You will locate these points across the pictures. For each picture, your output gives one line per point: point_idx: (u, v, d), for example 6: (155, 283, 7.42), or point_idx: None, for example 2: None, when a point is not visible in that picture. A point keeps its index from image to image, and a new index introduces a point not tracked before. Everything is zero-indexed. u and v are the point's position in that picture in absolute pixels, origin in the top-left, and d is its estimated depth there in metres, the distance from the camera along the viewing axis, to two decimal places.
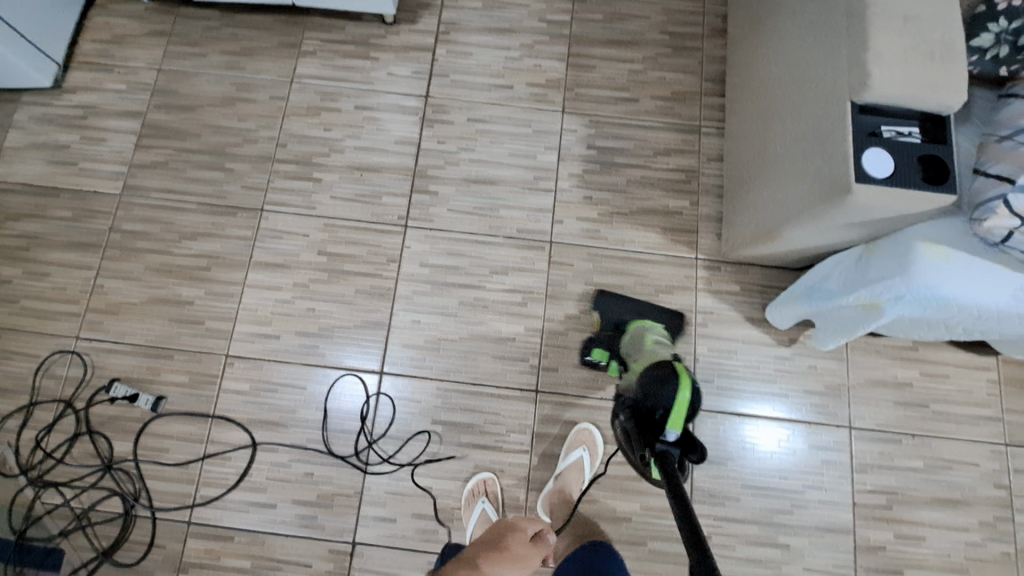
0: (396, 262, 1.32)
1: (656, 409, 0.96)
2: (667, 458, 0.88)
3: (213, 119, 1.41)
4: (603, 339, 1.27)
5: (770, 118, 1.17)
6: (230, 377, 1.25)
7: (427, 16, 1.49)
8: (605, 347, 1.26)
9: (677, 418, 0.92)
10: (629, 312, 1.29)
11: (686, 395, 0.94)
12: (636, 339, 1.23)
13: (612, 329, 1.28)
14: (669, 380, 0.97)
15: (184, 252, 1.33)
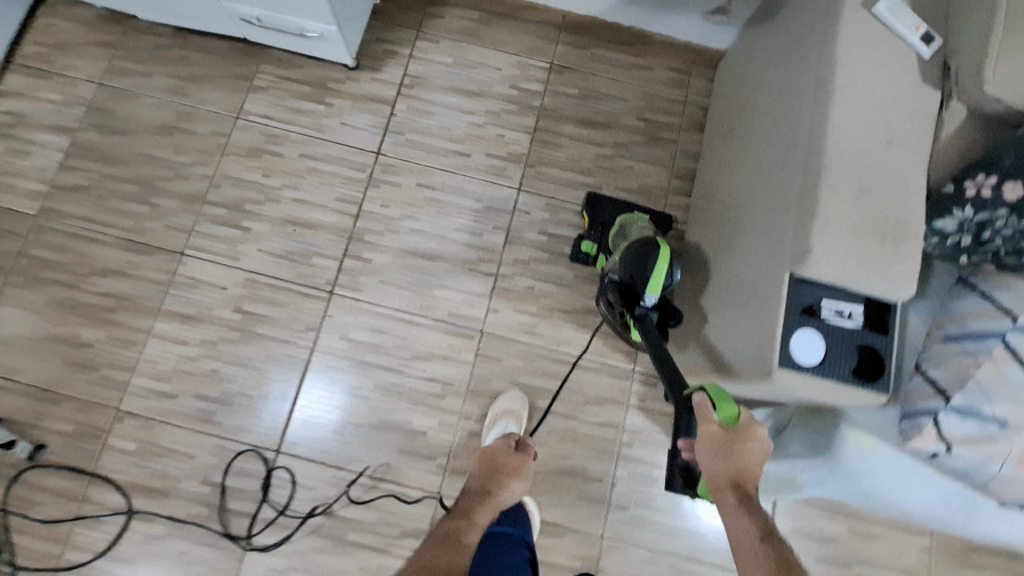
0: (315, 331, 1.24)
1: (633, 279, 1.03)
2: (647, 322, 1.00)
3: (149, 147, 1.33)
4: (591, 231, 1.25)
5: (722, 245, 1.09)
6: (118, 434, 1.17)
7: (393, 66, 1.39)
8: (594, 241, 1.26)
9: (655, 285, 1.01)
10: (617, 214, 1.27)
11: (664, 268, 1.02)
12: (622, 227, 1.19)
13: (600, 226, 1.27)
14: (648, 256, 1.03)
15: (93, 289, 1.25)
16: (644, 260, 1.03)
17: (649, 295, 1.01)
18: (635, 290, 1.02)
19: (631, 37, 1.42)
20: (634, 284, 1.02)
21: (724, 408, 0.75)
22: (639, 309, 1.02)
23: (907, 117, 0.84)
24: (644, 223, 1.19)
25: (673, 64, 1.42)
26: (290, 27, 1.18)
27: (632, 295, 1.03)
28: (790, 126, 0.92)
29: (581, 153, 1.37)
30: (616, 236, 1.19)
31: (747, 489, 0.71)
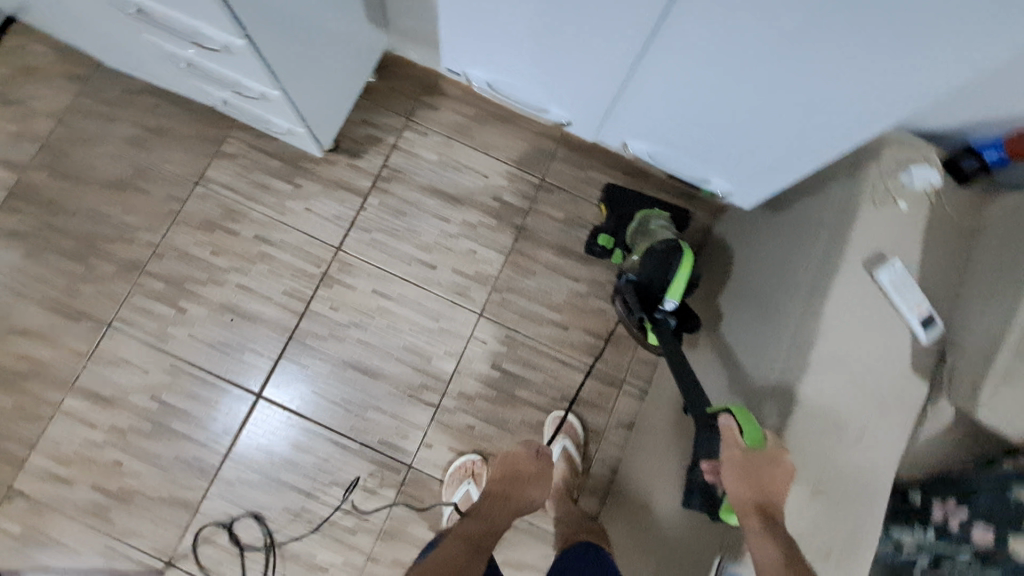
0: (232, 436, 1.17)
1: (651, 280, 0.99)
2: (664, 327, 0.96)
3: (96, 200, 1.23)
4: (611, 225, 1.23)
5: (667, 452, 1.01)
6: (4, 514, 1.11)
7: (373, 154, 1.28)
8: (610, 233, 1.23)
9: (675, 290, 0.97)
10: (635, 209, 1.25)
11: (687, 272, 0.96)
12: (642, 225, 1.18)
13: (618, 219, 1.24)
14: (671, 257, 0.99)
15: (7, 349, 1.17)
16: (665, 259, 0.98)
17: (669, 300, 0.97)
18: (654, 289, 0.99)
19: (631, 169, 1.31)
20: (652, 287, 0.98)
21: (748, 428, 0.71)
22: (655, 312, 0.98)
23: (881, 404, 0.75)
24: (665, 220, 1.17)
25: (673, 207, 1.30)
26: (264, 118, 1.06)
27: (651, 292, 0.99)
28: (750, 377, 0.84)
29: (555, 286, 1.26)
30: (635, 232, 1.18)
31: (771, 512, 0.67)
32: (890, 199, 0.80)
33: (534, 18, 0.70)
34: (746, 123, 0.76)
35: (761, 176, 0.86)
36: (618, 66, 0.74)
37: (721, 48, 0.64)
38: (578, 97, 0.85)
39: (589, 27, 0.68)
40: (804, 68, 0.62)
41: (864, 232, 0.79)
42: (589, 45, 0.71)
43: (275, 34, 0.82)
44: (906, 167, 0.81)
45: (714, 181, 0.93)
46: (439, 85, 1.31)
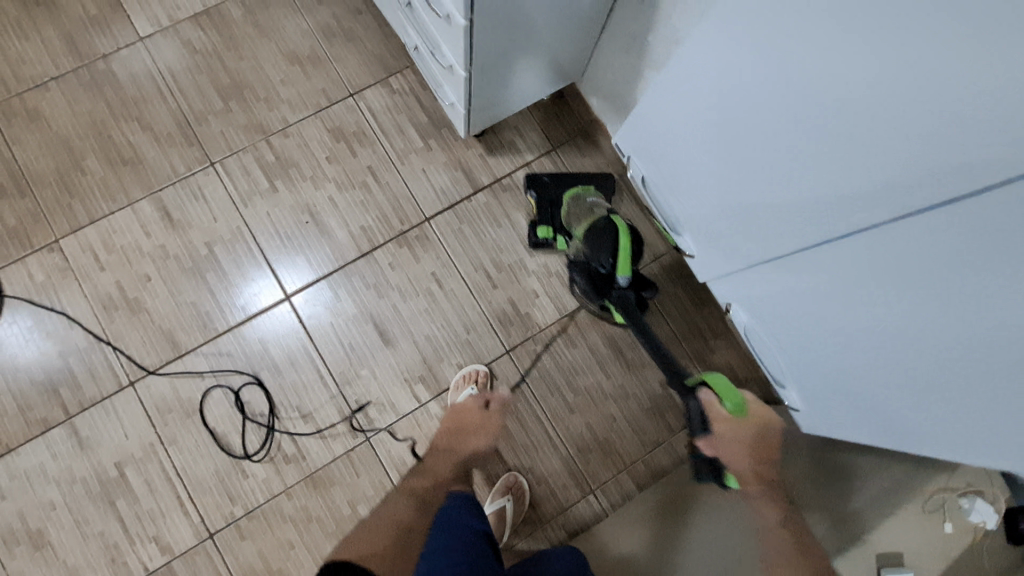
0: (245, 316, 1.21)
1: (601, 266, 1.14)
2: (627, 301, 1.13)
3: (266, 58, 1.32)
4: (544, 216, 1.24)
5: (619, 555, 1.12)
6: (39, 261, 1.20)
7: (506, 160, 1.31)
8: (548, 224, 1.23)
9: (625, 266, 1.11)
10: (563, 188, 1.26)
11: (626, 242, 1.12)
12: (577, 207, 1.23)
13: (551, 205, 1.24)
14: (608, 239, 1.13)
15: (126, 132, 1.26)
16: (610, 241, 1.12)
17: (621, 276, 1.12)
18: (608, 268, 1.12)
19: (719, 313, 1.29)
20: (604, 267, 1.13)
21: (727, 399, 1.04)
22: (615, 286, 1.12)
23: None
24: (596, 198, 1.24)
25: (735, 370, 1.27)
26: (440, 81, 1.09)
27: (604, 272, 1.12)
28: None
29: (584, 369, 1.25)
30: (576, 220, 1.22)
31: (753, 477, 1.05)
32: (940, 515, 1.01)
33: (714, 146, 0.75)
34: (831, 344, 0.76)
35: (847, 420, 0.81)
36: (754, 216, 0.76)
37: (856, 260, 0.65)
38: (703, 223, 0.87)
39: (754, 168, 0.72)
40: (911, 331, 0.62)
41: (893, 535, 1.01)
42: (742, 180, 0.74)
43: (493, 22, 0.85)
44: (969, 494, 1.00)
45: (788, 390, 0.91)
46: (597, 136, 1.33)
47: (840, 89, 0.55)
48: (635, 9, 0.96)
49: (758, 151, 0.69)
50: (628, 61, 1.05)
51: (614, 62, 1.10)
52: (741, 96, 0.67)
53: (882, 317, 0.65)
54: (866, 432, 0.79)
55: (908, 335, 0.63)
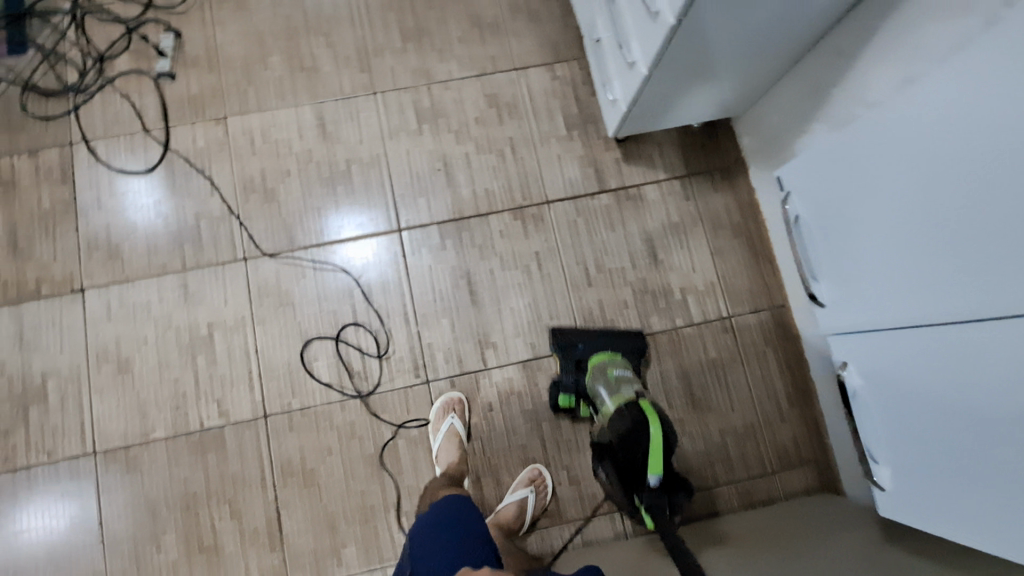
0: (358, 235, 1.29)
1: (632, 451, 0.97)
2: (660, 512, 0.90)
3: (452, 16, 1.41)
4: (568, 384, 1.21)
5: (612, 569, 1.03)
6: (204, 129, 1.32)
7: (639, 172, 1.34)
8: (571, 391, 1.21)
9: (655, 463, 0.93)
10: (592, 351, 1.23)
11: (657, 431, 0.97)
12: (601, 374, 1.18)
13: (577, 369, 1.22)
14: (642, 430, 0.98)
15: (312, 43, 1.38)
16: (638, 432, 0.97)
17: (652, 477, 0.93)
18: (636, 465, 0.95)
19: (801, 386, 1.25)
20: (633, 455, 0.96)
21: None
22: (646, 491, 0.93)
23: None
24: (624, 368, 1.18)
25: (800, 448, 1.23)
26: (611, 76, 1.13)
27: (632, 477, 0.95)
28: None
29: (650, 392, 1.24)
30: (602, 386, 1.16)
31: None
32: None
33: (863, 185, 0.75)
34: (913, 379, 0.73)
35: (915, 500, 0.77)
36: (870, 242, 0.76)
37: (977, 313, 0.63)
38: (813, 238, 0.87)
39: (893, 187, 0.70)
40: (998, 376, 0.61)
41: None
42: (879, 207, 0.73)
43: (690, 44, 0.89)
44: None
45: (878, 466, 0.84)
46: (733, 177, 1.34)
47: (984, 110, 0.57)
48: (828, 61, 0.96)
49: (890, 173, 0.70)
50: (800, 110, 1.06)
51: (785, 106, 1.11)
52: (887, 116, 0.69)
53: (968, 358, 0.64)
54: (919, 476, 0.75)
55: (991, 384, 0.61)
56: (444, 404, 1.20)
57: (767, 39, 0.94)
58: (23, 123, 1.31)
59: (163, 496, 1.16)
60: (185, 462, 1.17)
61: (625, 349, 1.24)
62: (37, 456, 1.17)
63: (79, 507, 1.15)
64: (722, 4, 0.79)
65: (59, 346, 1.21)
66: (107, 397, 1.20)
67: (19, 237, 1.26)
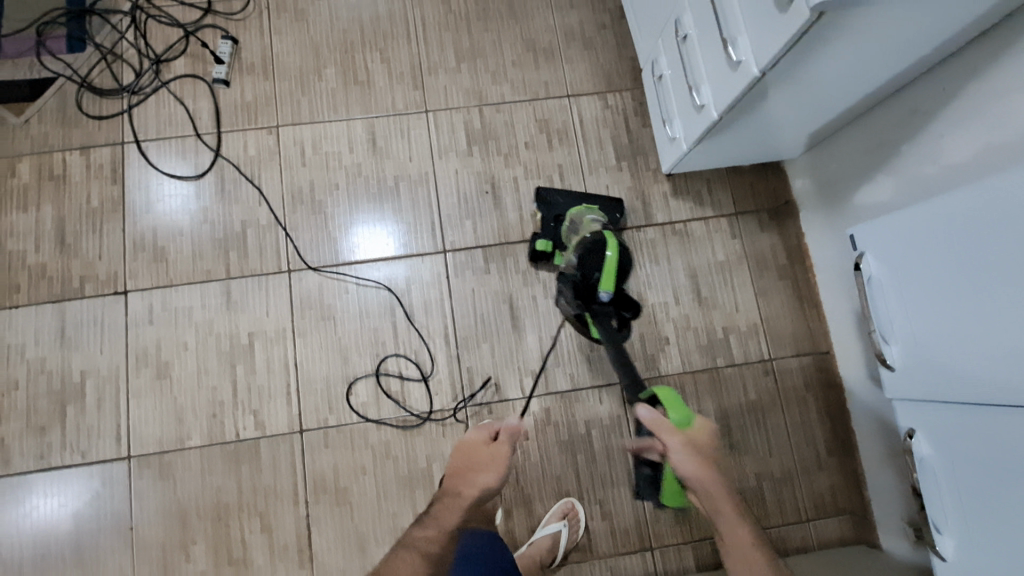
0: (403, 253, 1.29)
1: (587, 273, 1.07)
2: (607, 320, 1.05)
3: (508, 38, 1.41)
4: (545, 231, 1.28)
5: None
6: (256, 137, 1.33)
7: (686, 207, 1.33)
8: (548, 238, 1.27)
9: (608, 281, 1.04)
10: (570, 205, 1.30)
11: (613, 253, 1.05)
12: (575, 224, 1.25)
13: (553, 220, 1.28)
14: (598, 252, 1.07)
15: (367, 57, 1.39)
16: (596, 255, 1.06)
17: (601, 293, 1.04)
18: (591, 283, 1.06)
19: (841, 434, 1.24)
20: (589, 277, 1.06)
21: (676, 411, 0.95)
22: (596, 304, 1.06)
23: None
24: (598, 216, 1.24)
25: (835, 498, 1.22)
26: (673, 114, 1.13)
27: (587, 293, 1.07)
28: None
29: None
30: (572, 230, 1.23)
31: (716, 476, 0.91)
32: None
33: (934, 257, 0.74)
34: (983, 456, 0.72)
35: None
36: (938, 315, 0.75)
37: None
38: (886, 299, 0.85)
39: (964, 266, 0.69)
40: None
41: None
42: (949, 282, 0.72)
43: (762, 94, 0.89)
44: None
45: (942, 535, 0.82)
46: (781, 218, 1.33)
47: None
48: (900, 119, 0.96)
49: (960, 251, 0.69)
50: (864, 163, 1.06)
51: (846, 156, 1.11)
52: (979, 193, 0.66)
53: None
54: (983, 555, 0.74)
55: None
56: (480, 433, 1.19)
57: (841, 93, 0.94)
58: (77, 120, 1.31)
59: (195, 504, 1.15)
60: (218, 471, 1.17)
61: (604, 207, 1.29)
62: (71, 456, 1.17)
63: (110, 510, 1.15)
64: (804, 62, 0.79)
65: (100, 346, 1.21)
66: (144, 401, 1.19)
67: (66, 234, 1.26)
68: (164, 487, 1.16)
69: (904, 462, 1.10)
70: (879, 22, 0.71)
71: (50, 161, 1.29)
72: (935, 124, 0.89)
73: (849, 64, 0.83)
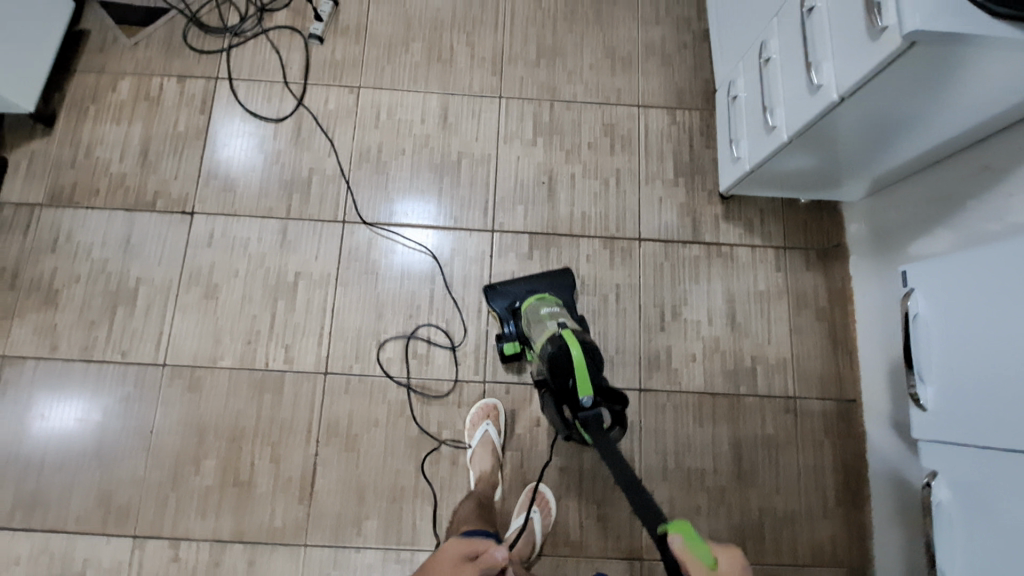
0: (453, 226, 1.33)
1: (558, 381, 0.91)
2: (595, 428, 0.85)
3: (590, 43, 1.46)
4: (507, 333, 1.20)
5: None
6: (337, 94, 1.40)
7: (735, 232, 1.34)
8: (514, 339, 1.20)
9: (585, 383, 0.87)
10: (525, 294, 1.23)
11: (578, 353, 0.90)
12: (532, 318, 1.14)
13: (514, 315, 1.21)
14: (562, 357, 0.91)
15: (454, 38, 1.45)
16: (558, 360, 0.90)
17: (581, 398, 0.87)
18: (566, 389, 0.89)
19: (853, 485, 1.22)
20: (560, 385, 0.90)
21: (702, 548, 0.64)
22: (579, 413, 0.87)
23: None
24: (557, 306, 1.15)
25: (837, 548, 1.19)
26: (741, 135, 1.16)
27: (565, 403, 0.89)
28: None
29: (697, 450, 1.23)
30: (531, 328, 1.13)
31: None
32: None
33: (984, 304, 0.74)
34: (1004, 510, 0.71)
35: None
36: (978, 364, 0.75)
37: None
38: (930, 339, 0.84)
39: (1012, 316, 0.69)
40: None
41: None
42: (995, 331, 0.72)
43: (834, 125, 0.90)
44: None
45: None
46: (829, 260, 1.33)
47: None
48: (971, 173, 0.96)
49: (1012, 300, 0.69)
50: (925, 213, 1.06)
51: (908, 205, 1.11)
52: None
53: None
54: None
55: None
56: (481, 412, 1.21)
57: (914, 139, 0.94)
58: (180, 51, 1.41)
59: (214, 422, 1.20)
60: (242, 396, 1.22)
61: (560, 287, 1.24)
62: (112, 354, 1.23)
63: (136, 412, 1.21)
64: (882, 98, 0.81)
65: (159, 258, 1.29)
66: (188, 317, 1.26)
67: (149, 151, 1.34)
68: (190, 400, 1.21)
69: (918, 522, 1.08)
70: (970, 65, 0.72)
71: (149, 83, 1.39)
72: (1007, 183, 0.89)
73: (927, 108, 0.84)
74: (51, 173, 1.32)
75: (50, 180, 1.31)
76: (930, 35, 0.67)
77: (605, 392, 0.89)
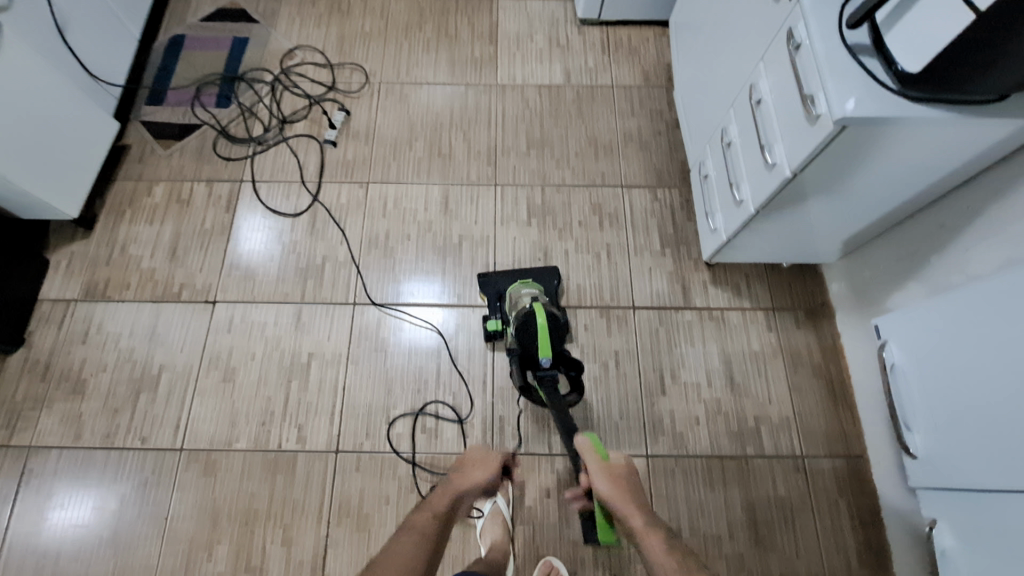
0: (457, 302, 1.42)
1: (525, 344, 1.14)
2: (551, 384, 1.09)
3: (574, 133, 1.62)
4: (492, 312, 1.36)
5: None
6: (349, 189, 1.54)
7: (724, 296, 1.42)
8: (498, 320, 1.33)
9: (545, 348, 1.10)
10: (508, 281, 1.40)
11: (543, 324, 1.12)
12: (513, 300, 1.30)
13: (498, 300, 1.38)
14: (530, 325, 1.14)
15: (453, 135, 1.62)
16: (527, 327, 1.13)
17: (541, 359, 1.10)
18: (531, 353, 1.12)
19: (875, 546, 1.19)
20: (527, 347, 1.13)
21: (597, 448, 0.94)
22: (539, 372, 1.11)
23: None
24: (535, 289, 1.32)
25: None
26: (715, 209, 1.26)
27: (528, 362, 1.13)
28: None
29: (710, 515, 1.23)
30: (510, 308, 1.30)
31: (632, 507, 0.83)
32: None
33: (956, 350, 0.79)
34: (1009, 554, 0.72)
35: None
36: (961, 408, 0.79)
37: None
38: (912, 388, 0.88)
39: (982, 358, 0.74)
40: None
41: None
42: (970, 374, 0.77)
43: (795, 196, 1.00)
44: None
45: None
46: (817, 319, 1.39)
47: None
48: (930, 232, 1.04)
49: (980, 345, 0.75)
50: (895, 271, 1.14)
51: (879, 264, 1.19)
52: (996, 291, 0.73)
53: None
54: None
55: None
56: None
57: (871, 206, 1.04)
58: (209, 159, 1.58)
59: (228, 506, 1.22)
60: (256, 477, 1.24)
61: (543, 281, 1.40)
62: (132, 441, 1.28)
63: (153, 497, 1.23)
64: (831, 171, 0.91)
65: (181, 346, 1.36)
66: (207, 401, 1.31)
67: (178, 247, 1.47)
68: (205, 483, 1.24)
69: None
70: (901, 141, 0.83)
71: (180, 188, 1.54)
72: (962, 240, 0.98)
73: (875, 178, 0.94)
74: (87, 271, 1.43)
75: (86, 278, 1.43)
76: (858, 119, 0.78)
77: (561, 359, 1.13)
